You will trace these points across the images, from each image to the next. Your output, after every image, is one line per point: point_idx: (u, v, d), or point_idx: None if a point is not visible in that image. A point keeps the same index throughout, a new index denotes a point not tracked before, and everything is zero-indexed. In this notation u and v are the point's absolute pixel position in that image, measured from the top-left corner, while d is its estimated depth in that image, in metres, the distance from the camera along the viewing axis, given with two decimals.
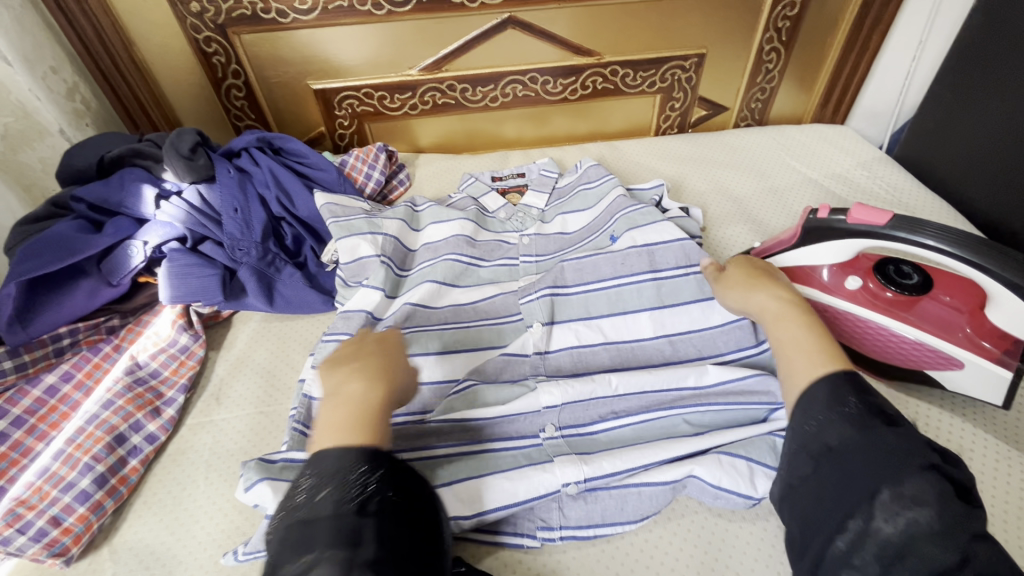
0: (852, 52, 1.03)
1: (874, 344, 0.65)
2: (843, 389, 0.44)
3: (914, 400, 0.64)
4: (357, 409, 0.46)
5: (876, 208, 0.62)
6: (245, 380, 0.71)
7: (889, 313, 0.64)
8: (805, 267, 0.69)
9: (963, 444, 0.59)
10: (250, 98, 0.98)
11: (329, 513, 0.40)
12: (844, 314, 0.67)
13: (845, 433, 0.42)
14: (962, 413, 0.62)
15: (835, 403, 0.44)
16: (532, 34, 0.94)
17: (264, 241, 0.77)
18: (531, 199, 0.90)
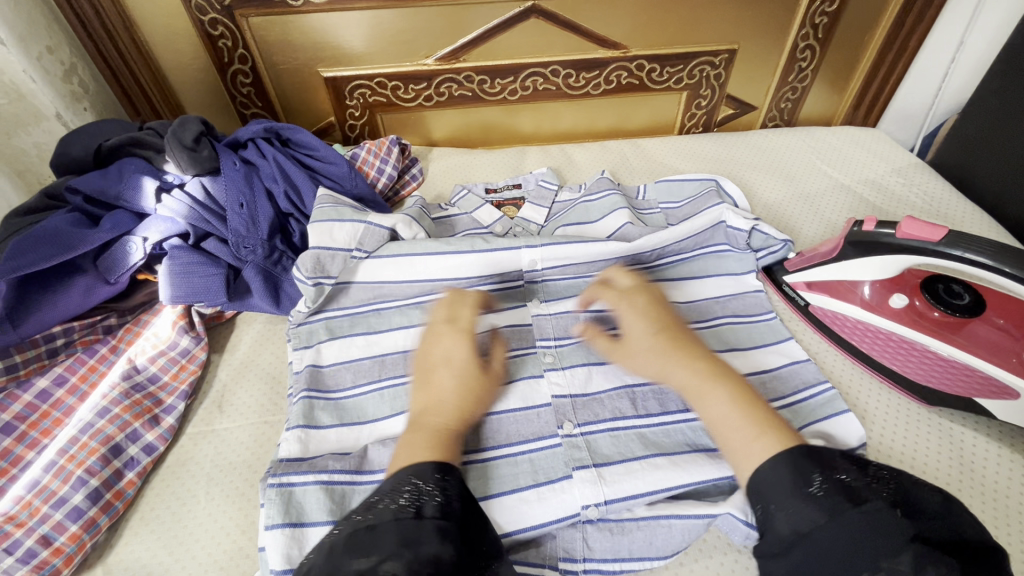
0: (889, 53, 0.98)
1: (916, 367, 0.62)
2: (808, 467, 0.46)
3: (957, 427, 0.58)
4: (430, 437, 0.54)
5: (928, 223, 0.58)
6: (250, 386, 0.68)
7: (933, 332, 0.62)
8: (846, 283, 0.67)
9: (1010, 485, 0.53)
10: (257, 84, 0.93)
11: (392, 517, 0.45)
12: (885, 334, 0.65)
13: (814, 517, 0.43)
14: (1009, 443, 0.57)
15: (802, 483, 0.45)
16: (556, 24, 0.89)
17: (270, 238, 0.73)
18: (529, 212, 0.87)
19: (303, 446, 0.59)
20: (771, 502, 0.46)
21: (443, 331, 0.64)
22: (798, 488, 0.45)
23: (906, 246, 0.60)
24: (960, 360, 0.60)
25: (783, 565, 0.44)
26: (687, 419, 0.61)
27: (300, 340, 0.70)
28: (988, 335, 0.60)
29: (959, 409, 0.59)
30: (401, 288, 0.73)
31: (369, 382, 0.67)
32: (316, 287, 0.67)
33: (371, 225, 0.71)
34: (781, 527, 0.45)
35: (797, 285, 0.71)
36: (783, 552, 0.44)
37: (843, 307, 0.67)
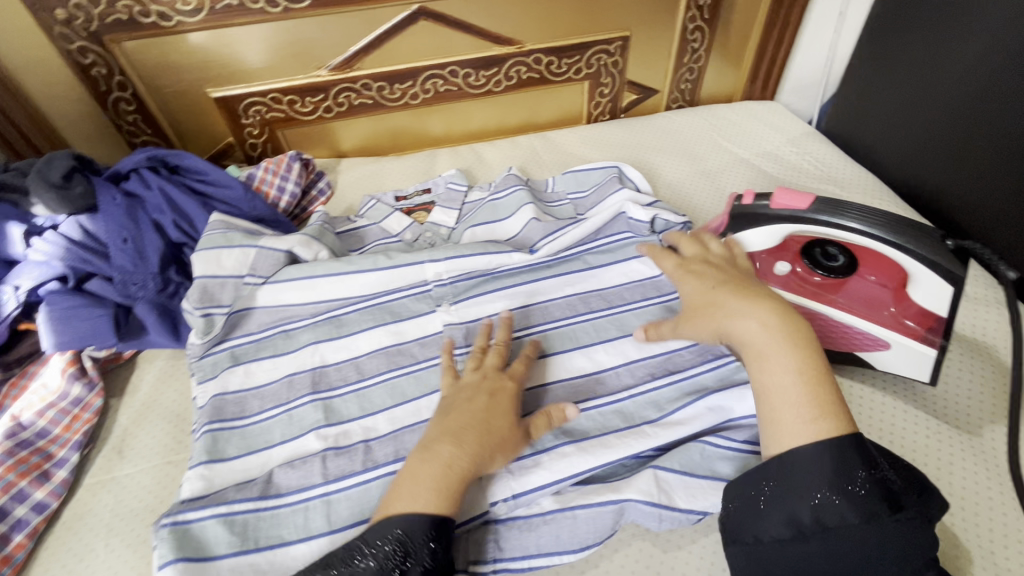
0: (774, 28, 1.02)
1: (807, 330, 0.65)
2: (855, 462, 0.45)
3: (848, 384, 0.63)
4: (446, 472, 0.49)
5: (797, 192, 0.62)
6: (152, 427, 0.65)
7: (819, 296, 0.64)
8: None
9: (899, 432, 0.59)
10: (143, 112, 0.89)
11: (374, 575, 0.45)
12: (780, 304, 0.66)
13: (847, 513, 0.44)
14: (894, 391, 0.62)
15: (845, 479, 0.44)
16: (446, 25, 0.89)
17: (163, 271, 0.70)
18: (440, 216, 0.87)
19: (208, 484, 0.58)
20: (801, 489, 0.45)
21: (492, 364, 0.61)
22: (822, 482, 0.44)
23: (780, 216, 0.63)
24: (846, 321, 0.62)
25: (793, 550, 0.44)
26: (597, 404, 0.62)
27: (205, 373, 0.68)
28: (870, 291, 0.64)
29: (846, 363, 0.64)
30: (307, 307, 0.73)
31: (276, 406, 0.65)
32: (206, 318, 0.67)
33: (264, 249, 0.71)
34: (805, 516, 0.44)
35: (697, 262, 0.73)
36: (781, 541, 0.45)
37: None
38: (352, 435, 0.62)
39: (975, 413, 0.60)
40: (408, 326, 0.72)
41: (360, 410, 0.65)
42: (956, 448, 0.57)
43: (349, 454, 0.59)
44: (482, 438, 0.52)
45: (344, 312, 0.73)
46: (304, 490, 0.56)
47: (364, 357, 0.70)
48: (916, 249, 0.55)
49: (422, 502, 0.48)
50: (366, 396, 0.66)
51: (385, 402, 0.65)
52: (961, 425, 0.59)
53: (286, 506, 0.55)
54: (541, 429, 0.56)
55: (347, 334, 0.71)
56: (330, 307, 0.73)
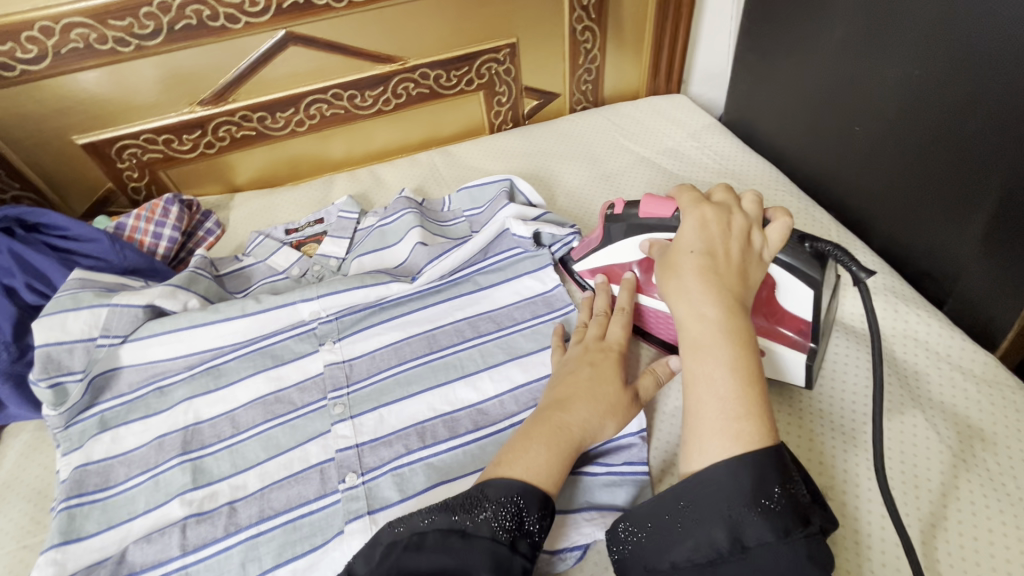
0: (665, 22, 1.00)
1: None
2: (769, 474, 0.40)
3: None
4: (563, 438, 0.49)
5: (661, 200, 0.60)
6: (9, 509, 0.61)
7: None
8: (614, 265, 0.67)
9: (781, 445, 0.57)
10: (5, 167, 0.84)
11: (489, 535, 0.42)
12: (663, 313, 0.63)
13: (763, 532, 0.39)
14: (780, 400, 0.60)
15: (762, 494, 0.40)
16: (319, 48, 0.86)
17: (18, 338, 0.66)
18: (330, 247, 0.84)
19: (60, 569, 0.54)
20: (715, 508, 0.40)
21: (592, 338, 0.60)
22: (737, 499, 0.40)
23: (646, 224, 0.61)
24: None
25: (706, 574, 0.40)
26: (474, 438, 0.60)
27: (71, 441, 0.63)
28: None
29: None
30: (178, 360, 0.69)
31: (143, 472, 0.62)
32: (55, 389, 0.62)
33: (116, 306, 0.66)
34: (721, 537, 0.40)
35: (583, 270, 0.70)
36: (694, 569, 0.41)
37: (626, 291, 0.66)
38: (219, 497, 0.58)
39: (855, 407, 0.58)
40: (288, 370, 0.69)
41: (232, 468, 0.61)
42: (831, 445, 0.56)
43: (212, 520, 0.56)
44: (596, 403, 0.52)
45: (219, 362, 0.69)
46: (161, 564, 0.53)
47: (241, 408, 0.66)
48: (778, 254, 0.54)
49: (538, 471, 0.46)
50: (239, 451, 0.63)
51: (259, 457, 0.62)
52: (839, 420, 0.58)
53: None
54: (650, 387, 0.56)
55: (223, 385, 0.68)
56: (204, 357, 0.70)
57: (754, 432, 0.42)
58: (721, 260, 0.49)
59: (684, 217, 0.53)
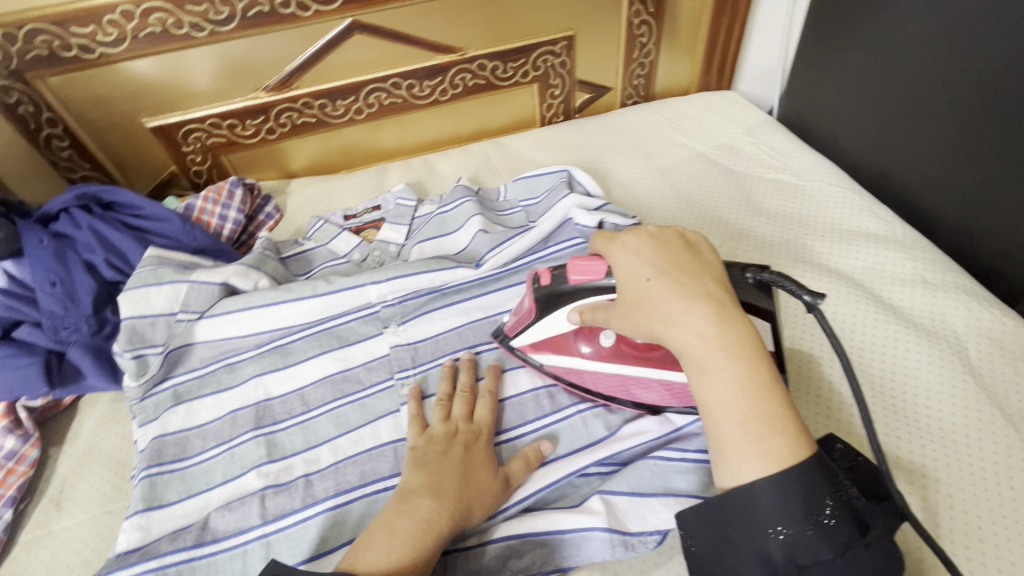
0: (723, 17, 1.00)
1: (633, 388, 0.60)
2: (822, 488, 0.39)
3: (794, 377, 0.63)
4: (423, 527, 0.47)
5: (586, 264, 0.54)
6: (92, 475, 0.63)
7: (648, 361, 0.58)
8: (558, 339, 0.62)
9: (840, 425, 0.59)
10: (78, 147, 0.86)
11: None
12: (612, 375, 0.60)
13: (819, 550, 0.39)
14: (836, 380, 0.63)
15: (814, 513, 0.39)
16: (383, 37, 0.87)
17: (97, 312, 0.68)
18: (389, 234, 0.85)
19: (144, 534, 0.56)
20: (767, 530, 0.39)
21: (461, 416, 0.59)
22: (791, 519, 0.39)
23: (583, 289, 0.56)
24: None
25: None
26: (546, 424, 0.62)
27: (147, 414, 0.65)
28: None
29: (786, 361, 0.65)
30: (248, 338, 0.70)
31: (218, 445, 0.63)
32: (138, 360, 0.64)
33: (196, 283, 0.68)
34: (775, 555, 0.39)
35: (523, 347, 0.64)
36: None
37: (565, 362, 0.62)
38: (293, 472, 0.60)
39: (915, 393, 0.61)
40: (354, 351, 0.70)
41: (304, 443, 0.63)
42: (889, 424, 0.58)
43: (289, 492, 0.57)
44: (462, 495, 0.50)
45: (288, 340, 0.71)
46: (242, 532, 0.55)
47: (310, 385, 0.68)
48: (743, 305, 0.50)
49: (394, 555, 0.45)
50: (311, 428, 0.64)
51: (331, 434, 0.63)
52: (897, 403, 0.60)
53: (222, 551, 0.54)
54: (519, 475, 0.55)
55: (292, 364, 0.69)
56: (273, 336, 0.71)
57: (788, 447, 0.40)
58: (693, 271, 0.46)
59: (626, 251, 0.50)
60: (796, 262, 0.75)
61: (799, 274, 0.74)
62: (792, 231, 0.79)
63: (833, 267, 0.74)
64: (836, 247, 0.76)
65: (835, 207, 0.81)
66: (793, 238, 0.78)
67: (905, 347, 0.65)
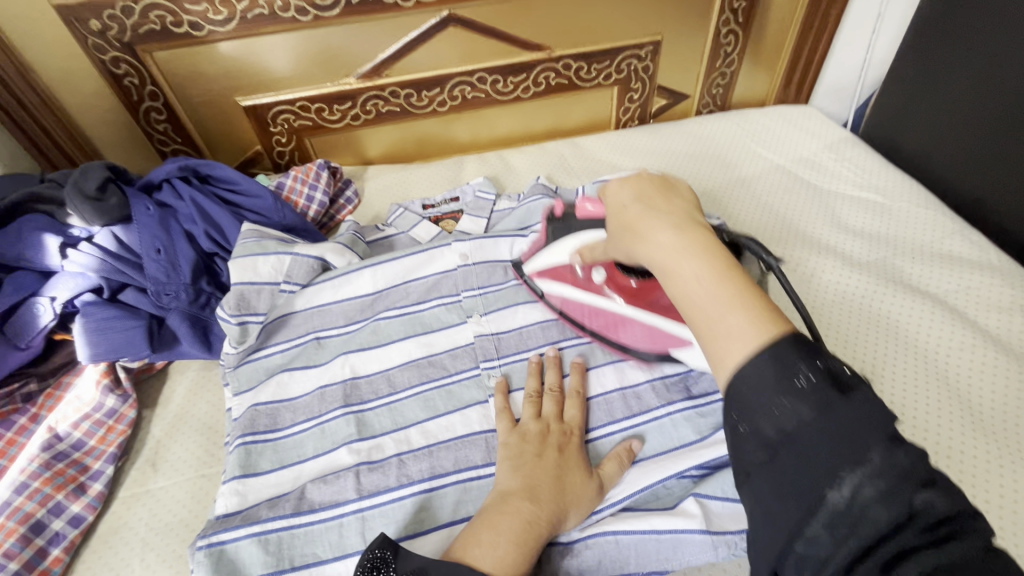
0: (811, 30, 0.99)
1: (613, 325, 0.68)
2: (794, 351, 0.32)
3: (879, 380, 0.65)
4: (526, 527, 0.46)
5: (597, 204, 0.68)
6: (185, 439, 0.65)
7: (636, 301, 0.66)
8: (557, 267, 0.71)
9: (928, 428, 0.60)
10: (173, 120, 0.89)
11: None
12: (599, 309, 0.68)
13: (799, 411, 0.31)
14: (922, 383, 0.64)
15: (786, 377, 0.32)
16: (476, 31, 0.88)
17: (195, 281, 0.70)
18: (469, 225, 0.86)
19: (241, 501, 0.57)
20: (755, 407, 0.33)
21: (553, 416, 0.58)
22: (780, 389, 0.32)
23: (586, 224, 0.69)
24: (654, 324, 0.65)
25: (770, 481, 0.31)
26: (632, 424, 0.61)
27: (239, 383, 0.68)
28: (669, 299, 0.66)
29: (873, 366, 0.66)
30: (341, 308, 0.73)
31: (309, 420, 0.64)
32: (241, 326, 0.67)
33: (297, 256, 0.72)
34: (763, 426, 0.32)
35: (532, 274, 0.74)
36: (756, 476, 0.32)
37: (567, 290, 0.70)
38: (382, 452, 0.60)
39: (1001, 401, 0.62)
40: (438, 338, 0.71)
41: (393, 424, 0.63)
42: (986, 445, 0.58)
43: (382, 470, 0.58)
44: (559, 498, 0.50)
45: (375, 322, 0.72)
46: (338, 506, 0.55)
47: (397, 368, 0.68)
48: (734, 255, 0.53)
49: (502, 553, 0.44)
50: (398, 410, 0.65)
51: (420, 417, 0.64)
52: (992, 424, 0.60)
53: (318, 522, 0.54)
54: (613, 477, 0.55)
55: (378, 346, 0.70)
56: (363, 305, 0.73)
57: (747, 321, 0.34)
58: (662, 201, 0.44)
59: (609, 185, 0.49)
60: (885, 279, 0.75)
61: (888, 291, 0.74)
62: (881, 251, 0.79)
63: (924, 288, 0.74)
64: (928, 269, 0.76)
65: (926, 229, 0.80)
66: (882, 258, 0.78)
67: (1002, 371, 0.64)
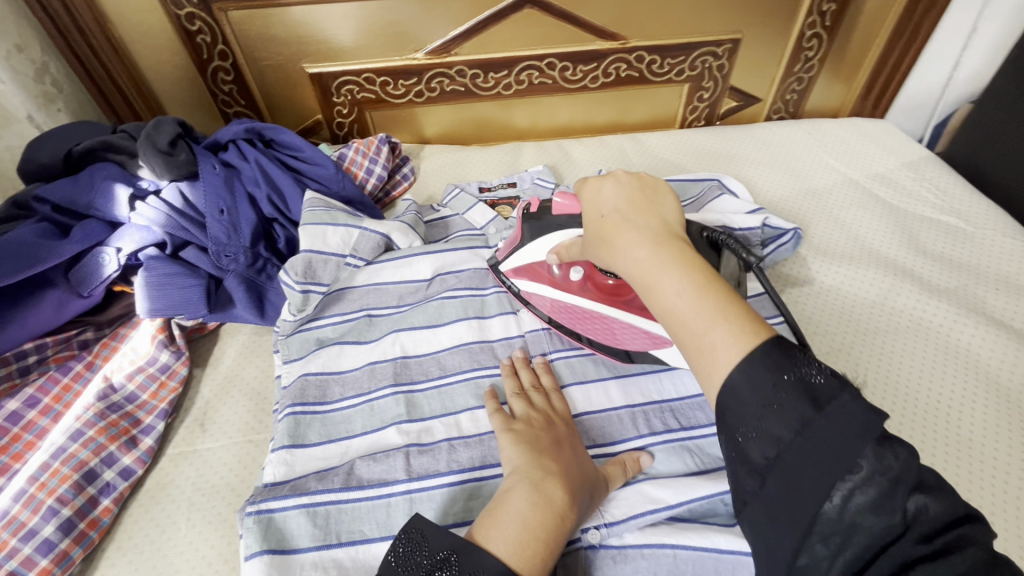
0: (899, 41, 0.94)
1: (585, 322, 0.66)
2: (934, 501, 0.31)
3: (959, 418, 0.61)
4: (553, 520, 0.44)
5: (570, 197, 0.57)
6: (234, 403, 0.64)
7: (611, 301, 0.65)
8: (535, 264, 0.68)
9: (1010, 472, 0.57)
10: (239, 82, 0.89)
11: None
12: (574, 307, 0.67)
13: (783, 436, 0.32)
14: (1005, 425, 0.60)
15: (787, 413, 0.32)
16: (553, 14, 0.85)
17: (253, 245, 0.69)
18: (525, 212, 0.84)
19: (288, 471, 0.57)
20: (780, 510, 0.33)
21: (548, 408, 0.57)
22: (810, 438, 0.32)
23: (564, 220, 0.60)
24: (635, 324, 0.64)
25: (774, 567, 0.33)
26: (690, 437, 0.59)
27: (290, 352, 0.67)
28: (644, 303, 0.65)
29: (950, 401, 0.63)
30: (396, 288, 0.71)
31: (358, 395, 0.63)
32: (304, 294, 0.66)
33: (366, 231, 0.71)
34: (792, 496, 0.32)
35: (507, 271, 0.70)
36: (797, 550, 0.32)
37: (542, 287, 0.68)
38: (430, 436, 0.59)
39: None
40: (491, 324, 0.69)
41: (443, 409, 0.62)
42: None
43: (433, 453, 0.57)
44: (582, 489, 0.49)
45: (429, 302, 0.70)
46: (386, 485, 0.54)
47: (449, 350, 0.67)
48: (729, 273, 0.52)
49: (530, 552, 0.42)
50: (449, 393, 0.63)
51: (469, 403, 0.62)
52: None
53: (366, 500, 0.53)
54: (618, 479, 0.54)
55: (429, 327, 0.68)
56: (418, 287, 0.72)
57: (734, 336, 0.34)
58: (644, 210, 0.43)
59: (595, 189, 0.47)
60: (966, 309, 0.71)
61: (967, 319, 0.70)
62: (961, 278, 0.75)
63: (1007, 321, 0.70)
64: (1012, 303, 0.71)
65: (1011, 260, 0.76)
66: (961, 285, 0.74)
67: None
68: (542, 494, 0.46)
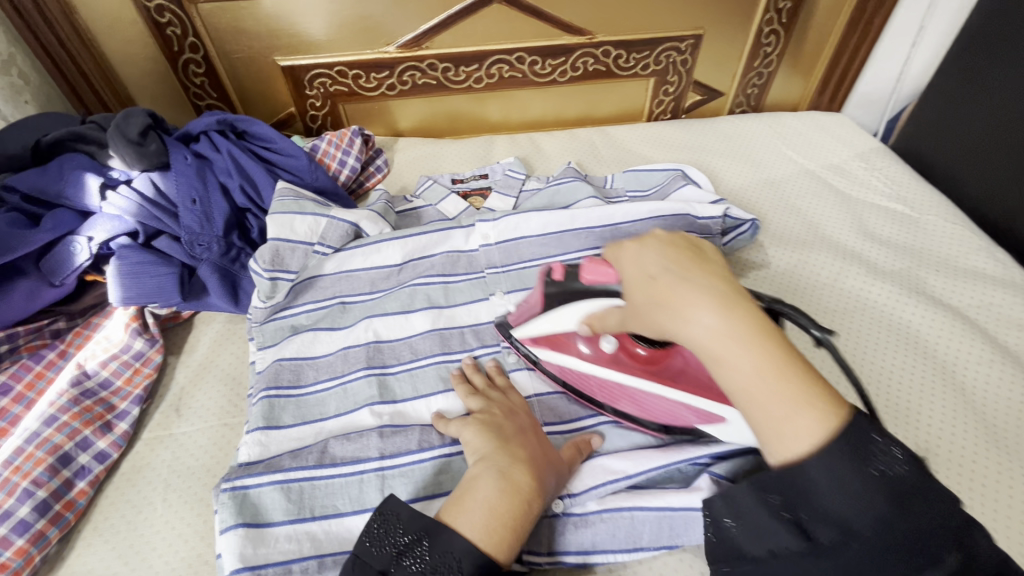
0: (852, 38, 0.99)
1: (622, 396, 0.60)
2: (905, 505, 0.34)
3: (900, 389, 0.65)
4: (520, 511, 0.46)
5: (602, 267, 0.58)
6: (209, 388, 0.66)
7: (650, 373, 0.58)
8: (562, 335, 0.62)
9: (941, 437, 0.61)
10: (211, 74, 0.90)
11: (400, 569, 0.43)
12: (607, 382, 0.60)
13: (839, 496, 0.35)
14: (941, 395, 0.65)
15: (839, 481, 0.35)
16: (521, 10, 0.88)
17: (227, 234, 0.70)
18: (496, 202, 0.86)
19: (262, 451, 0.58)
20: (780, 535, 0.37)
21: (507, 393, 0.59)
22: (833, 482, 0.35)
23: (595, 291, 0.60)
24: (685, 400, 0.56)
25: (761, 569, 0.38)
26: None
27: (264, 339, 0.69)
28: (687, 366, 0.59)
29: (893, 375, 0.67)
30: (368, 275, 0.73)
31: (331, 378, 0.65)
32: (273, 281, 0.68)
33: (333, 219, 0.72)
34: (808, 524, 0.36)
35: (524, 340, 0.64)
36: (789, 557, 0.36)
37: (568, 360, 0.61)
38: (401, 417, 0.61)
39: (1010, 412, 0.63)
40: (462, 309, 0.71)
41: (414, 391, 0.64)
42: (995, 453, 0.60)
43: (404, 433, 0.59)
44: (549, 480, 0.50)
45: (401, 290, 0.72)
46: (359, 462, 0.56)
47: (421, 334, 0.69)
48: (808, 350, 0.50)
49: (496, 541, 0.45)
50: (420, 375, 0.65)
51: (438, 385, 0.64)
52: (1005, 436, 0.61)
53: (340, 476, 0.55)
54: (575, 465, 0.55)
55: (400, 313, 0.70)
56: (390, 274, 0.74)
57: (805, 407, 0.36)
58: (698, 266, 0.41)
59: (633, 255, 0.46)
60: (909, 289, 0.76)
61: (908, 298, 0.74)
62: (904, 261, 0.79)
63: (946, 300, 0.75)
64: (950, 282, 0.76)
65: (950, 243, 0.81)
66: (904, 267, 0.79)
67: (1015, 386, 0.65)
68: (513, 483, 0.47)
